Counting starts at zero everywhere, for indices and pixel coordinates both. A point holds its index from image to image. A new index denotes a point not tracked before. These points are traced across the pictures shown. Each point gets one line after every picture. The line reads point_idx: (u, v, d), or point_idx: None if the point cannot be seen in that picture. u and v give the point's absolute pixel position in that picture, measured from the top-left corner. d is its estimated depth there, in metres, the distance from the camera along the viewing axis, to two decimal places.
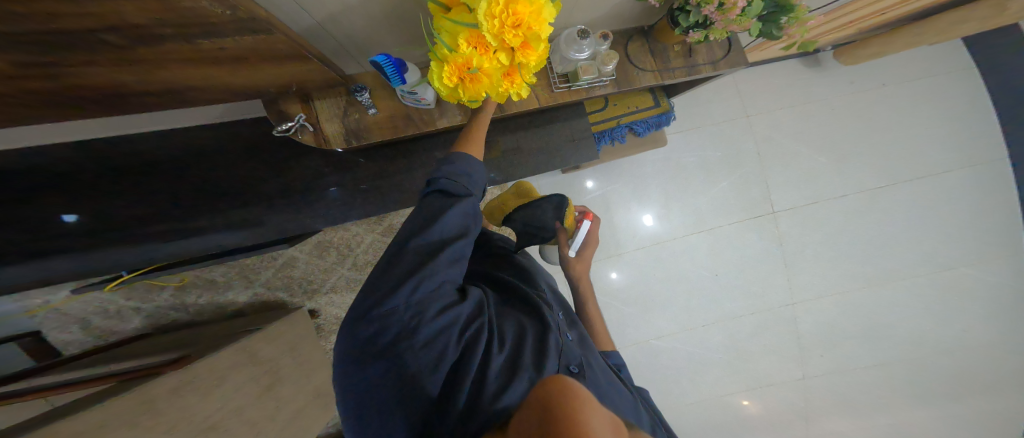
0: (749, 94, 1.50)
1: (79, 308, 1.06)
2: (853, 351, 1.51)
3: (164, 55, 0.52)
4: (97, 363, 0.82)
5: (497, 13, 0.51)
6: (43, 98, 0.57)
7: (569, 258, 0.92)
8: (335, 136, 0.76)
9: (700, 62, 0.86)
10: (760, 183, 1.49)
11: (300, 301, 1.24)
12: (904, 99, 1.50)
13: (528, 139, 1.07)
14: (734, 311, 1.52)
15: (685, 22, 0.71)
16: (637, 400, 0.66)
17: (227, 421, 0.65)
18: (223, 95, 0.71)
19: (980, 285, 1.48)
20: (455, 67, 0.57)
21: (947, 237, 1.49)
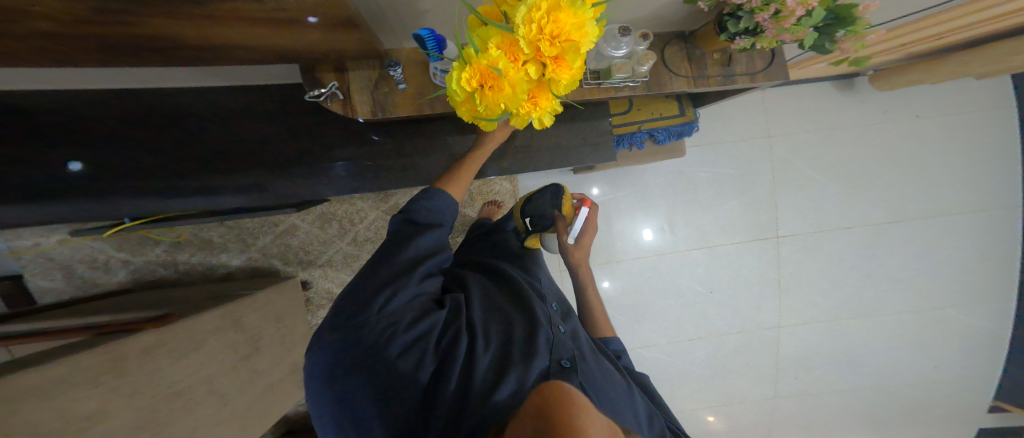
0: (777, 113, 1.46)
1: (67, 254, 1.05)
2: (827, 377, 1.52)
3: (209, 14, 0.50)
4: (77, 313, 0.81)
5: (537, 16, 0.45)
6: (66, 45, 0.56)
7: (568, 246, 0.89)
8: (362, 106, 0.74)
9: (737, 72, 0.83)
10: (768, 206, 1.46)
11: (293, 271, 1.21)
12: (933, 136, 1.44)
13: (541, 137, 1.05)
14: (721, 328, 1.51)
15: (734, 28, 0.68)
16: (634, 391, 0.65)
17: (194, 389, 0.65)
18: (254, 58, 0.69)
19: (961, 327, 1.50)
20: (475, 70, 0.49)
21: (940, 279, 1.49)
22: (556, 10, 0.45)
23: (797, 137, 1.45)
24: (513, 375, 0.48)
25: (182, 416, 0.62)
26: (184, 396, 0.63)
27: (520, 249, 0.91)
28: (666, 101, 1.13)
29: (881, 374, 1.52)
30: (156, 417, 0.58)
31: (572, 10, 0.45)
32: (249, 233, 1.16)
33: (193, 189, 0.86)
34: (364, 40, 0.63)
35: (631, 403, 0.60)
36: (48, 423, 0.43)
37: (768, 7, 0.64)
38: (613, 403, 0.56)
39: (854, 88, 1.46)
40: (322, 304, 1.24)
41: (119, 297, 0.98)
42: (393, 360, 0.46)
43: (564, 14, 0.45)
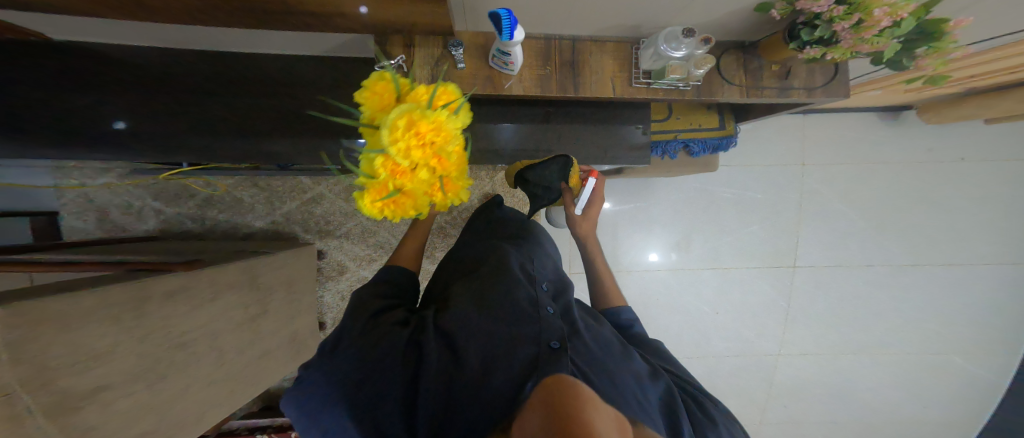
0: (815, 141, 1.41)
1: (105, 197, 1.09)
2: (817, 407, 1.50)
3: None
4: (102, 253, 0.83)
5: (398, 135, 0.45)
6: None
7: (575, 218, 0.87)
8: (422, 81, 0.76)
9: (793, 86, 0.82)
10: (790, 235, 1.43)
11: (312, 239, 1.22)
12: (976, 180, 1.37)
13: (564, 144, 1.04)
14: (720, 350, 1.48)
15: (808, 37, 0.66)
16: (644, 363, 0.60)
17: (199, 341, 0.67)
18: (312, 22, 0.69)
19: (962, 374, 1.47)
20: (377, 197, 0.49)
21: (952, 326, 1.45)
22: (413, 123, 0.45)
23: (833, 167, 1.40)
24: (495, 373, 0.48)
25: (180, 369, 0.64)
26: (186, 350, 0.64)
27: (521, 223, 0.85)
28: (706, 112, 1.11)
29: (871, 411, 1.51)
30: (156, 367, 0.59)
31: (427, 115, 0.46)
32: (277, 197, 1.17)
33: (226, 151, 0.90)
34: (429, 11, 0.63)
35: (639, 370, 0.56)
36: (56, 356, 0.44)
37: (852, 17, 0.62)
38: (616, 375, 0.52)
39: (899, 121, 1.39)
40: (332, 276, 1.24)
41: (145, 243, 1.00)
42: (363, 385, 0.46)
43: (422, 125, 0.45)
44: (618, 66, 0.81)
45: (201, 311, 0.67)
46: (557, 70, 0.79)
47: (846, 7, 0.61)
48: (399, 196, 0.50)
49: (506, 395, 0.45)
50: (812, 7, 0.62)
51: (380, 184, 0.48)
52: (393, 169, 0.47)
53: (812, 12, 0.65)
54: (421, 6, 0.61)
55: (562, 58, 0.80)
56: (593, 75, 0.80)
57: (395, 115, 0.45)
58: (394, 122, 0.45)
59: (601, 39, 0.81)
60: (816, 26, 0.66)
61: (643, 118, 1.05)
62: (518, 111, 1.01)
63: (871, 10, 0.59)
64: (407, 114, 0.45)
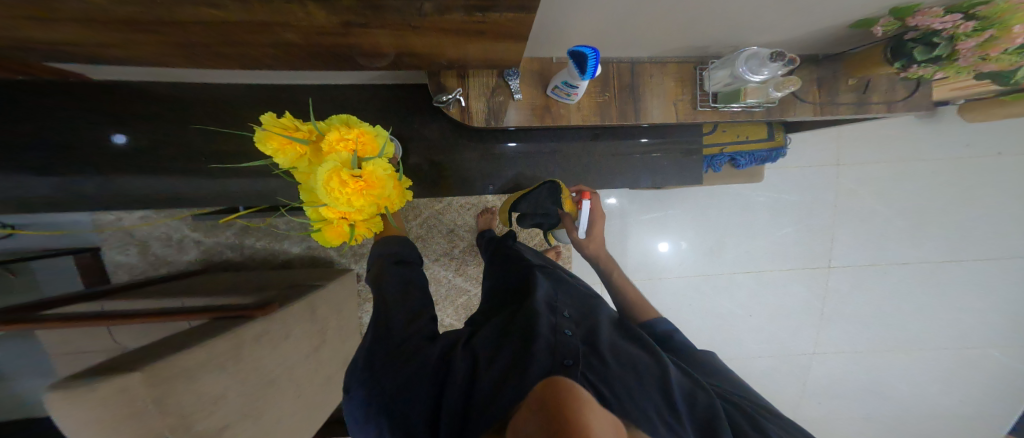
0: (850, 139, 1.36)
1: (145, 231, 1.12)
2: (853, 404, 1.47)
3: (325, 31, 0.52)
4: (166, 294, 0.86)
5: (335, 195, 0.49)
6: (191, 50, 0.59)
7: (579, 241, 1.00)
8: (479, 114, 0.79)
9: (873, 101, 0.85)
10: (826, 236, 1.40)
11: (347, 263, 1.24)
12: (1015, 174, 1.33)
13: (605, 152, 1.10)
14: (753, 351, 1.45)
15: (922, 55, 0.69)
16: (682, 378, 0.57)
17: (281, 377, 0.72)
18: (374, 63, 0.69)
19: (1003, 370, 1.41)
20: (336, 231, 0.57)
21: (993, 322, 1.39)
22: (345, 181, 0.49)
23: (866, 166, 1.37)
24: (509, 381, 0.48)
25: (268, 404, 0.70)
26: (275, 386, 0.71)
27: (542, 258, 0.89)
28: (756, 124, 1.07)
29: (906, 407, 1.46)
30: (255, 404, 0.67)
31: (355, 172, 0.49)
32: None
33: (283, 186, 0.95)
34: (498, 48, 0.63)
35: (670, 387, 0.54)
36: (188, 404, 0.55)
37: (980, 34, 0.64)
38: (637, 392, 0.51)
39: (937, 116, 1.34)
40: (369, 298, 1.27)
41: (201, 277, 1.04)
42: (398, 395, 0.53)
43: (353, 183, 0.49)
44: (681, 89, 0.83)
45: (276, 350, 0.71)
46: (616, 96, 0.82)
47: (975, 25, 0.63)
48: (354, 227, 0.57)
49: (509, 405, 0.45)
50: (932, 23, 0.63)
51: (335, 223, 0.56)
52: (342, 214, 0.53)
53: (929, 29, 0.66)
54: (498, 44, 0.60)
55: (620, 83, 0.82)
56: (652, 99, 0.83)
57: (324, 179, 0.48)
58: (327, 185, 0.49)
59: (661, 60, 0.83)
60: (932, 44, 0.68)
61: (695, 135, 1.09)
62: (566, 134, 1.06)
63: (1009, 28, 0.62)
64: (337, 174, 0.49)
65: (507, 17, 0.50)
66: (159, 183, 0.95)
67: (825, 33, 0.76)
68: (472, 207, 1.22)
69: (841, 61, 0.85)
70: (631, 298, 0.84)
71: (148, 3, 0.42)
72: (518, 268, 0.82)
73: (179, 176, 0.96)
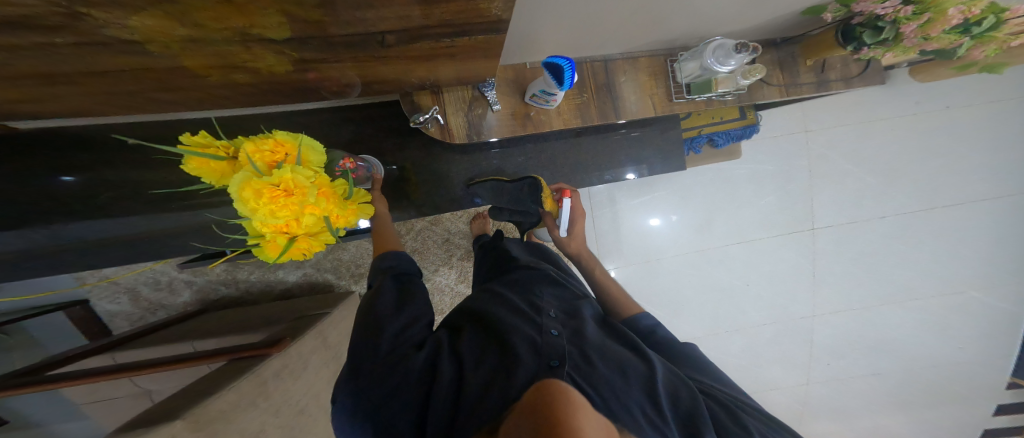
0: (817, 107, 1.43)
1: (131, 278, 1.09)
2: (857, 360, 1.54)
3: (286, 66, 0.51)
4: (170, 340, 0.86)
5: (252, 207, 0.43)
6: (157, 97, 0.58)
7: (562, 240, 1.02)
8: (459, 129, 0.79)
9: (831, 79, 0.95)
10: (806, 200, 1.46)
11: (347, 284, 1.25)
12: (969, 124, 1.41)
13: (587, 144, 1.12)
14: (757, 319, 1.51)
15: (870, 38, 0.77)
16: (665, 374, 0.60)
17: (306, 405, 0.73)
18: (339, 92, 0.68)
19: (982, 308, 1.50)
20: (274, 252, 0.49)
21: (969, 263, 1.48)
22: (260, 191, 0.43)
23: (835, 130, 1.44)
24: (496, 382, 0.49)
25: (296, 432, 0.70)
26: (304, 413, 0.72)
27: (530, 259, 0.90)
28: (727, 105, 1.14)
29: (903, 355, 1.54)
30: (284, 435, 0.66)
31: (268, 179, 0.43)
32: None
33: None
34: (471, 66, 0.63)
35: (654, 385, 0.55)
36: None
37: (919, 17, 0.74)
38: (622, 391, 0.52)
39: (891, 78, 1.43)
40: None
41: (204, 316, 1.04)
42: (384, 404, 0.52)
43: (267, 192, 0.42)
44: (654, 83, 0.86)
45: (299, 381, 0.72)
46: (594, 96, 0.84)
47: (913, 10, 0.74)
48: (297, 245, 0.49)
49: (495, 406, 0.45)
50: (877, 8, 0.74)
51: (269, 241, 0.48)
52: (275, 229, 0.46)
53: (873, 14, 0.77)
54: (470, 63, 0.61)
55: (596, 82, 0.84)
56: (630, 95, 0.85)
57: (235, 190, 0.42)
58: (241, 197, 0.43)
59: (633, 56, 0.86)
60: (879, 29, 0.78)
61: (674, 123, 1.13)
62: (549, 136, 1.09)
63: (946, 10, 0.72)
64: (249, 184, 0.43)
65: (475, 40, 0.52)
66: (133, 229, 0.91)
67: (776, 17, 0.80)
68: (463, 214, 1.24)
69: (798, 44, 0.93)
70: (612, 293, 0.90)
71: (74, 56, 0.39)
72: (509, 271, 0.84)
73: (152, 224, 0.91)
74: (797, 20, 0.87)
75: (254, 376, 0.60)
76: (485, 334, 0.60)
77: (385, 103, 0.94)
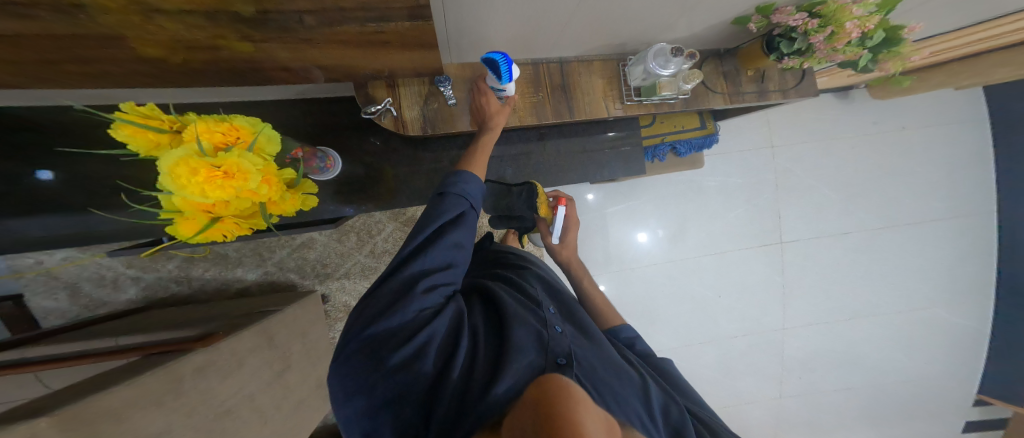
0: (780, 124, 1.49)
1: (73, 272, 1.04)
2: (828, 374, 1.58)
3: (207, 44, 0.51)
4: (101, 334, 0.81)
5: (182, 184, 0.42)
6: (74, 72, 0.55)
7: (553, 246, 1.01)
8: (414, 123, 0.79)
9: (770, 89, 0.91)
10: (774, 215, 1.51)
11: (311, 284, 1.22)
12: (920, 145, 1.50)
13: (568, 147, 1.10)
14: (730, 332, 1.54)
15: (788, 48, 0.74)
16: (654, 384, 0.61)
17: (239, 409, 0.69)
18: (284, 77, 0.67)
19: (942, 322, 1.57)
20: (191, 230, 0.47)
21: (926, 278, 1.55)
22: (197, 170, 0.42)
23: (799, 147, 1.50)
24: (510, 370, 0.47)
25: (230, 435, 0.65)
26: (235, 416, 0.67)
27: (518, 254, 0.91)
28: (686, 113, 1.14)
29: (872, 368, 1.59)
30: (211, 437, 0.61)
31: (210, 160, 0.43)
32: (265, 247, 1.16)
33: None
34: (416, 58, 0.64)
35: (647, 393, 0.56)
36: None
37: (824, 30, 0.71)
38: (621, 394, 0.52)
39: (850, 98, 1.50)
40: (340, 317, 1.26)
41: (144, 314, 0.98)
42: (396, 373, 0.50)
43: (205, 172, 0.42)
44: (608, 86, 0.87)
45: (230, 379, 0.68)
46: (549, 95, 0.84)
47: (818, 22, 0.70)
48: (220, 226, 0.49)
49: (509, 396, 0.43)
50: (788, 21, 0.71)
51: (189, 216, 0.46)
52: (199, 206, 0.45)
53: (788, 26, 0.72)
54: (410, 55, 0.63)
55: (552, 82, 0.84)
56: (586, 97, 0.85)
57: (167, 165, 0.41)
58: (172, 171, 0.42)
59: (587, 59, 0.86)
60: (793, 39, 0.74)
61: (632, 127, 1.12)
62: (513, 135, 1.06)
63: (843, 23, 0.69)
64: (185, 161, 0.42)
65: (402, 26, 0.53)
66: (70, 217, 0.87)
67: (720, 34, 0.84)
68: None
69: (737, 55, 0.90)
70: (602, 310, 0.87)
71: None
72: (508, 263, 0.83)
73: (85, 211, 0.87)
74: (732, 30, 0.84)
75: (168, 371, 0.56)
76: (492, 320, 0.58)
77: (342, 98, 0.94)
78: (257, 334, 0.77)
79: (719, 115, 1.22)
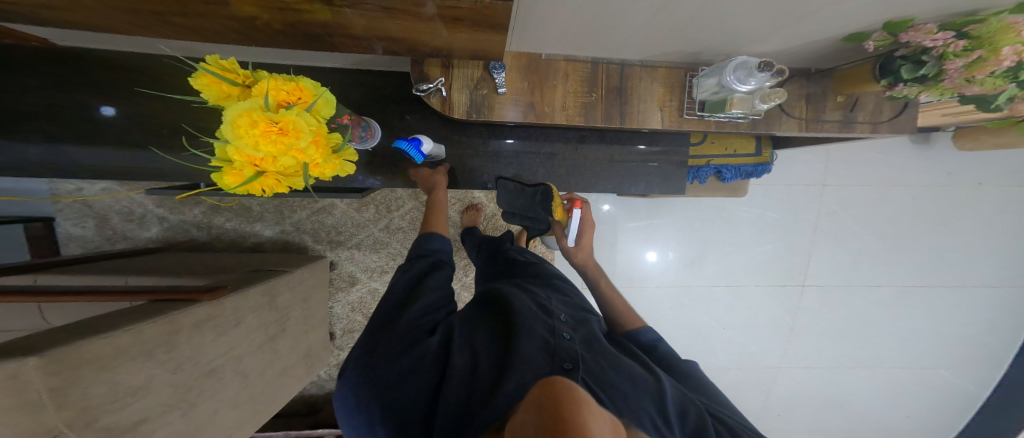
0: (836, 163, 1.40)
1: (105, 204, 1.08)
2: (814, 420, 1.51)
3: (279, 3, 0.49)
4: (112, 271, 0.83)
5: (240, 134, 0.41)
6: (131, 16, 0.55)
7: (569, 249, 0.98)
8: (460, 105, 0.77)
9: (859, 120, 0.84)
10: (804, 255, 1.43)
11: (322, 250, 1.23)
12: (990, 207, 1.38)
13: (604, 152, 1.06)
14: (724, 362, 1.48)
15: (907, 74, 0.65)
16: (672, 387, 0.56)
17: (224, 368, 0.68)
18: (348, 47, 0.66)
19: (954, 391, 1.48)
20: (235, 182, 0.46)
21: (948, 343, 1.45)
22: (257, 123, 0.42)
23: (849, 189, 1.40)
24: (513, 376, 0.45)
25: (210, 394, 0.65)
26: (219, 378, 0.67)
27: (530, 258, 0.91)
28: (744, 137, 1.07)
29: (861, 423, 1.52)
30: (188, 396, 0.60)
31: (270, 115, 0.42)
32: (288, 206, 1.17)
33: None
34: (480, 40, 0.61)
35: (663, 396, 0.52)
36: (98, 395, 0.47)
37: (969, 54, 0.59)
38: (634, 400, 0.48)
39: (929, 143, 1.39)
40: (343, 286, 1.26)
41: (156, 256, 1.00)
42: (395, 385, 0.49)
43: (263, 126, 0.41)
44: (668, 95, 0.82)
45: (221, 338, 0.67)
46: (603, 98, 0.80)
47: (963, 45, 0.58)
48: (261, 181, 0.47)
49: (512, 399, 0.42)
50: (924, 40, 0.59)
51: (236, 167, 0.45)
52: (248, 159, 0.44)
53: (920, 46, 0.62)
54: (476, 36, 0.60)
55: (608, 84, 0.81)
56: (641, 104, 0.81)
57: (231, 114, 0.41)
58: (233, 122, 0.41)
59: (651, 65, 0.81)
60: (920, 63, 0.64)
61: (684, 145, 1.06)
62: (552, 133, 1.02)
63: (997, 48, 0.55)
64: (249, 113, 0.41)
65: (481, 6, 0.50)
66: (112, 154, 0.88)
67: (801, 57, 0.78)
68: (458, 201, 1.26)
69: (831, 77, 0.82)
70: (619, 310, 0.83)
71: None
72: (518, 269, 0.84)
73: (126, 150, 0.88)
74: (838, 47, 0.73)
75: (165, 325, 0.56)
76: (495, 326, 0.58)
77: (391, 72, 0.93)
78: (259, 295, 0.77)
79: (778, 143, 1.14)
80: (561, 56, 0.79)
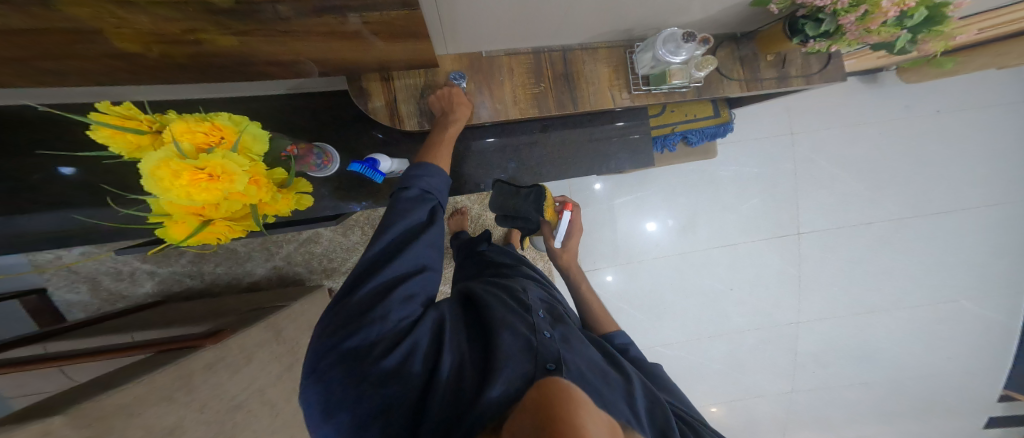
0: (800, 111, 1.43)
1: (90, 267, 1.08)
2: (839, 368, 1.56)
3: (162, 32, 0.49)
4: (114, 330, 0.84)
5: (166, 187, 0.42)
6: (44, 64, 0.55)
7: (556, 250, 1.13)
8: (410, 117, 0.80)
9: (791, 74, 0.86)
10: (792, 205, 1.46)
11: (318, 280, 1.24)
12: (954, 130, 1.42)
13: (571, 138, 1.07)
14: (739, 324, 1.52)
15: (813, 31, 0.68)
16: (642, 387, 0.60)
17: (251, 402, 0.71)
18: (275, 71, 0.68)
19: (971, 317, 1.53)
20: (182, 233, 0.48)
21: (951, 269, 1.50)
22: (180, 172, 0.42)
23: (819, 134, 1.44)
24: (500, 377, 0.47)
25: (241, 428, 0.68)
26: (245, 410, 0.70)
27: (506, 257, 0.94)
28: (701, 101, 1.10)
29: (886, 363, 1.57)
30: (224, 429, 0.64)
31: (192, 162, 0.42)
32: (273, 242, 1.18)
33: None
34: (405, 48, 0.63)
35: (634, 396, 0.55)
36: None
37: (857, 9, 0.63)
38: (609, 399, 0.51)
39: (879, 82, 1.43)
40: None
41: (158, 309, 1.01)
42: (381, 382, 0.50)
43: (188, 175, 0.42)
44: (614, 76, 0.84)
45: (238, 375, 0.69)
46: (552, 86, 0.82)
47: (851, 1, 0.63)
48: (211, 228, 0.49)
49: (501, 403, 0.44)
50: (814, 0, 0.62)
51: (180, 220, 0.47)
52: (188, 210, 0.46)
53: (813, 6, 0.66)
54: (396, 45, 0.61)
55: (554, 71, 0.82)
56: (591, 87, 0.83)
57: (147, 168, 0.41)
58: (154, 175, 0.41)
59: (592, 46, 0.83)
60: (820, 21, 0.67)
61: (644, 117, 1.08)
62: (516, 128, 1.03)
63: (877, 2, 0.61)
64: (167, 163, 0.42)
65: (387, 17, 0.51)
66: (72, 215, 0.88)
67: (738, 20, 0.80)
68: None
69: (755, 40, 0.85)
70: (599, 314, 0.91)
71: None
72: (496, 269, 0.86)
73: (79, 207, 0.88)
74: (751, 11, 0.76)
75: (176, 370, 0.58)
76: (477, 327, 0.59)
77: (341, 92, 0.94)
78: (264, 330, 0.78)
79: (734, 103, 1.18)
80: (501, 51, 0.80)
